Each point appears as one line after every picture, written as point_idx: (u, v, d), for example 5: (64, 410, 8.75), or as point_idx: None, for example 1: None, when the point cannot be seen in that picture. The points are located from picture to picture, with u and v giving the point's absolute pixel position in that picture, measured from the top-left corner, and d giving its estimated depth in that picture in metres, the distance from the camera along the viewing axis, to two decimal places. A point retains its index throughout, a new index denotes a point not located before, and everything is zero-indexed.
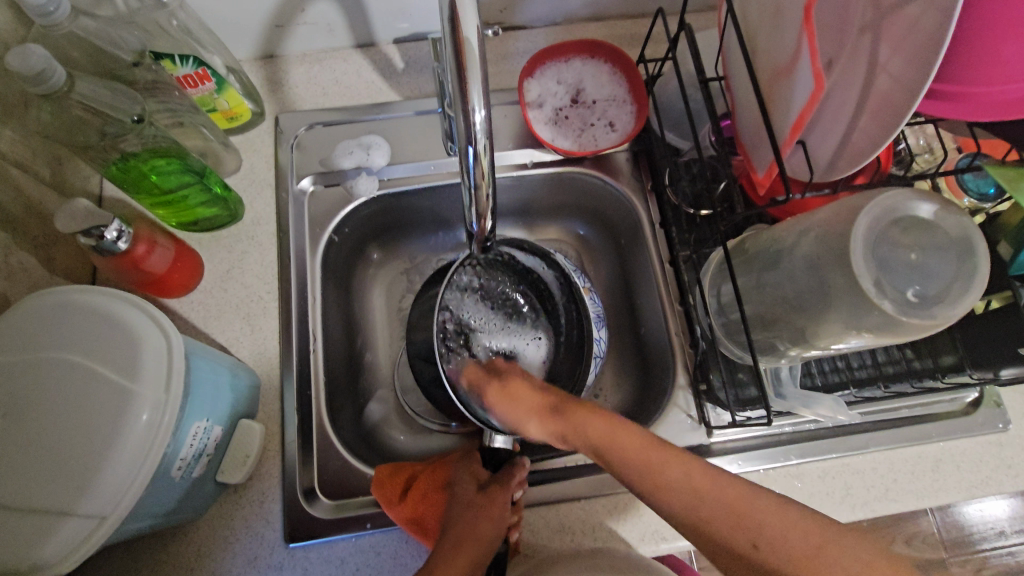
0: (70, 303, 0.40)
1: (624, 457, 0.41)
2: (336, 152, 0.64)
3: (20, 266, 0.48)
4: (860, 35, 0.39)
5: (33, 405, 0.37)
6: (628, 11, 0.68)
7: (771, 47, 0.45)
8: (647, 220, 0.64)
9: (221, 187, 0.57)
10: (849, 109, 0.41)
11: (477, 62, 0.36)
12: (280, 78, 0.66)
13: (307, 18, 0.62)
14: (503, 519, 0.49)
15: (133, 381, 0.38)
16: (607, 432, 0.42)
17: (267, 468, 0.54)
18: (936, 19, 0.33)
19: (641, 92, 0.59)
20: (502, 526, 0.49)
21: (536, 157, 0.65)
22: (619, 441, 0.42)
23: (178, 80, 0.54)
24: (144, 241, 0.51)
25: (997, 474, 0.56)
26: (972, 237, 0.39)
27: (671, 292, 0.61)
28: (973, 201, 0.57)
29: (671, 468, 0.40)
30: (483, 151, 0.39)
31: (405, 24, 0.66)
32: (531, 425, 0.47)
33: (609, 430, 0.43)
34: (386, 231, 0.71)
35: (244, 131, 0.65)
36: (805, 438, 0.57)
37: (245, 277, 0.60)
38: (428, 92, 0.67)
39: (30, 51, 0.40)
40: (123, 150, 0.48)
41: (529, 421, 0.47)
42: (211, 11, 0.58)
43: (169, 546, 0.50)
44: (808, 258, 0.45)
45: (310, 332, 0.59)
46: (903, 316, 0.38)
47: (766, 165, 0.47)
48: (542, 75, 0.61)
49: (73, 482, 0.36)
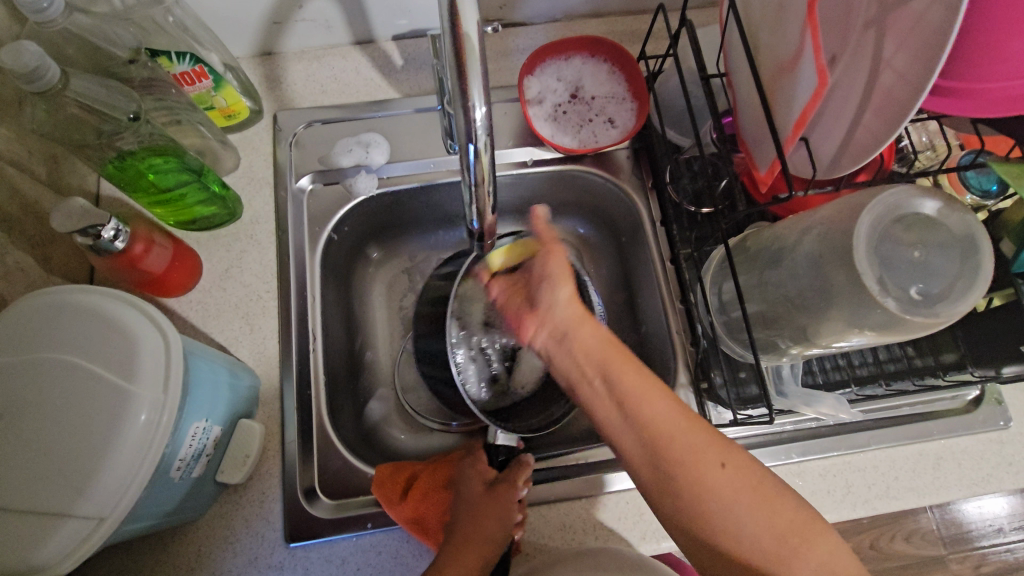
0: (67, 304, 0.40)
1: (626, 370, 0.42)
2: (335, 150, 0.64)
3: (17, 265, 0.48)
4: (864, 31, 0.39)
5: (31, 405, 0.37)
6: (628, 7, 0.68)
7: (774, 43, 0.45)
8: (648, 218, 0.64)
9: (218, 185, 0.56)
10: (853, 106, 0.40)
11: (477, 58, 0.35)
12: (278, 76, 0.66)
13: (305, 14, 0.62)
14: (510, 519, 0.48)
15: (131, 381, 0.38)
16: (608, 346, 0.44)
17: (267, 468, 0.54)
18: (941, 15, 0.32)
19: (642, 88, 0.59)
20: (510, 526, 0.48)
21: (536, 155, 0.65)
22: (625, 358, 0.43)
23: (174, 77, 0.54)
24: (142, 240, 0.51)
25: (997, 471, 0.56)
26: (976, 234, 0.39)
27: (672, 290, 0.61)
28: (976, 198, 0.56)
29: (659, 400, 0.40)
30: (483, 148, 0.38)
31: (404, 21, 0.65)
32: (563, 287, 0.48)
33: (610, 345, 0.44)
34: (385, 229, 0.71)
35: (242, 129, 0.64)
36: (807, 436, 0.57)
37: (243, 276, 0.59)
38: (427, 89, 0.67)
39: (22, 48, 0.39)
40: (119, 148, 0.48)
41: (564, 286, 0.48)
42: (208, 8, 0.58)
43: (169, 546, 0.50)
44: (810, 256, 0.45)
45: (309, 331, 0.59)
46: (906, 315, 0.38)
47: (769, 162, 0.47)
48: (543, 72, 0.61)
49: (70, 483, 0.36)
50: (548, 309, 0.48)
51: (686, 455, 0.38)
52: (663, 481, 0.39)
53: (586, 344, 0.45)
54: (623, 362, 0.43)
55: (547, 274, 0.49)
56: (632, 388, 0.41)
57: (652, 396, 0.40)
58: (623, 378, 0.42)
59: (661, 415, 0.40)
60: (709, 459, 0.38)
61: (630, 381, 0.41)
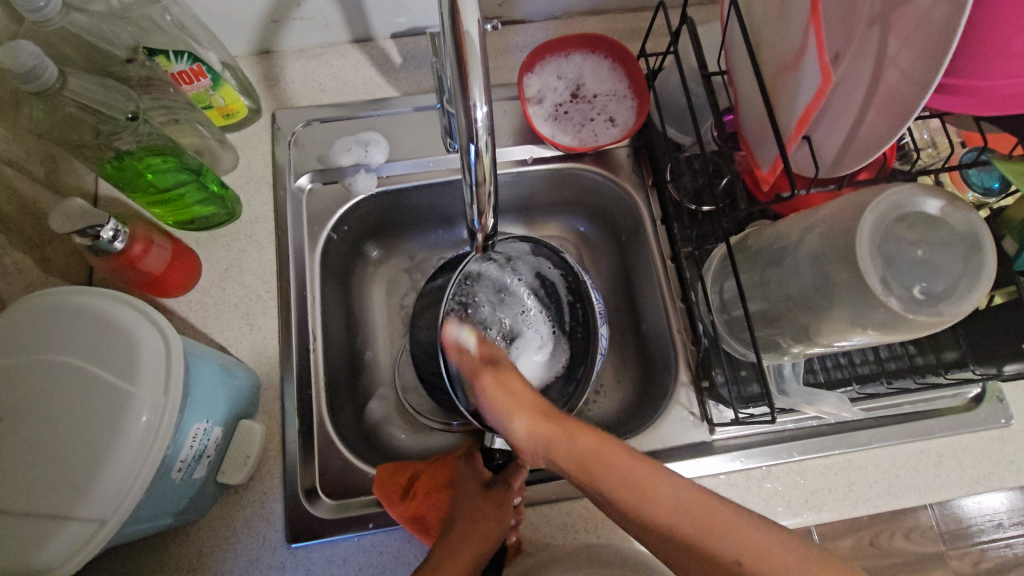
0: (67, 306, 0.39)
1: (586, 449, 0.40)
2: (334, 149, 0.64)
3: (15, 267, 0.48)
4: (868, 29, 0.38)
5: (30, 408, 0.37)
6: (627, 5, 0.67)
7: (777, 40, 0.45)
8: (648, 216, 0.63)
9: (217, 185, 0.56)
10: (857, 104, 0.40)
11: (478, 56, 0.35)
12: (276, 75, 0.66)
13: (302, 13, 0.61)
14: (506, 522, 0.49)
15: (132, 383, 0.38)
16: (596, 454, 0.39)
17: (268, 469, 0.53)
18: (946, 12, 0.32)
19: (642, 86, 0.58)
20: (505, 528, 0.49)
21: (536, 153, 0.65)
22: (580, 441, 0.41)
23: (172, 76, 0.53)
24: (140, 240, 0.50)
25: (999, 469, 0.56)
26: (979, 232, 0.39)
27: (673, 289, 0.61)
28: (977, 195, 0.56)
29: (623, 466, 0.38)
30: (485, 148, 0.38)
31: (402, 19, 0.65)
32: (516, 419, 0.44)
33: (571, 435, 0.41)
34: (385, 228, 0.70)
35: (240, 128, 0.64)
36: (808, 434, 0.56)
37: (243, 276, 0.59)
38: (426, 87, 0.67)
39: (19, 47, 0.39)
40: (117, 149, 0.47)
41: (517, 419, 0.44)
42: (207, 6, 0.57)
43: (170, 547, 0.50)
44: (812, 255, 0.44)
45: (309, 332, 0.59)
46: (909, 314, 0.38)
47: (771, 161, 0.46)
48: (543, 69, 0.60)
49: (71, 486, 0.36)
50: (517, 446, 0.45)
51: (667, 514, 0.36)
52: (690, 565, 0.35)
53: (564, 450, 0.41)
54: (580, 440, 0.41)
55: (495, 411, 0.45)
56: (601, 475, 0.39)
57: (619, 471, 0.38)
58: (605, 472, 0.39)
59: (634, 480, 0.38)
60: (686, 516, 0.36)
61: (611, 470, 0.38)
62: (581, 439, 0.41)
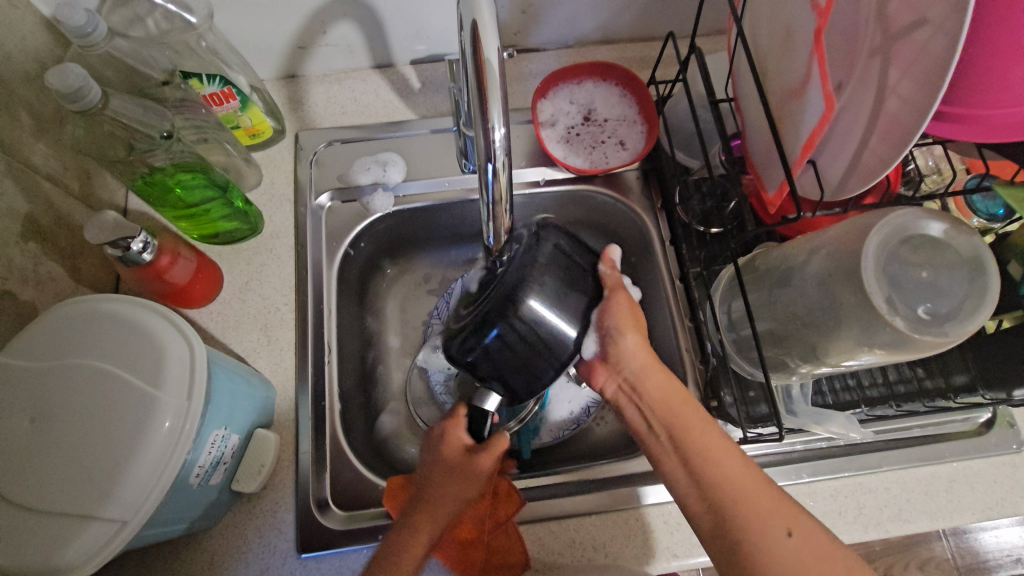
0: (101, 313, 0.41)
1: (694, 418, 0.45)
2: (355, 168, 0.66)
3: (48, 275, 0.50)
4: (870, 59, 0.40)
5: (62, 412, 0.38)
6: (639, 34, 0.70)
7: (783, 70, 0.47)
8: (657, 237, 0.65)
9: (242, 201, 0.59)
10: (859, 131, 0.42)
11: (497, 81, 0.37)
12: (300, 98, 0.68)
13: (328, 40, 0.64)
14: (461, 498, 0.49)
15: (158, 388, 0.40)
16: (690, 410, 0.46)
17: (281, 478, 0.54)
18: (944, 45, 0.34)
19: (652, 112, 0.60)
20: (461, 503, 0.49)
21: (548, 175, 0.67)
22: (674, 401, 0.46)
23: (204, 98, 0.56)
24: (167, 253, 0.52)
25: (1011, 494, 0.55)
26: (983, 257, 0.40)
27: (682, 309, 0.62)
28: (982, 221, 0.57)
29: (734, 463, 0.43)
30: (501, 168, 0.39)
31: (422, 46, 0.68)
32: (629, 337, 0.44)
33: (667, 381, 0.47)
34: (400, 245, 0.72)
35: (265, 147, 0.67)
36: (816, 456, 0.57)
37: (263, 288, 0.61)
38: (443, 111, 0.69)
39: (68, 70, 0.41)
40: (151, 164, 0.49)
41: (630, 335, 0.44)
42: (239, 33, 0.61)
43: (182, 554, 0.51)
44: (818, 276, 0.45)
45: (325, 344, 0.60)
46: (915, 334, 0.38)
47: (778, 184, 0.48)
48: (556, 95, 0.63)
49: (95, 488, 0.37)
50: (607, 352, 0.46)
51: (749, 512, 0.41)
52: (721, 534, 0.41)
53: (656, 391, 0.46)
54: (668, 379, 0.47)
55: (609, 329, 0.44)
56: (696, 447, 0.44)
57: (717, 451, 0.43)
58: (687, 435, 0.45)
59: (728, 467, 0.43)
60: (776, 527, 0.40)
61: (698, 439, 0.44)
62: (666, 385, 0.47)
